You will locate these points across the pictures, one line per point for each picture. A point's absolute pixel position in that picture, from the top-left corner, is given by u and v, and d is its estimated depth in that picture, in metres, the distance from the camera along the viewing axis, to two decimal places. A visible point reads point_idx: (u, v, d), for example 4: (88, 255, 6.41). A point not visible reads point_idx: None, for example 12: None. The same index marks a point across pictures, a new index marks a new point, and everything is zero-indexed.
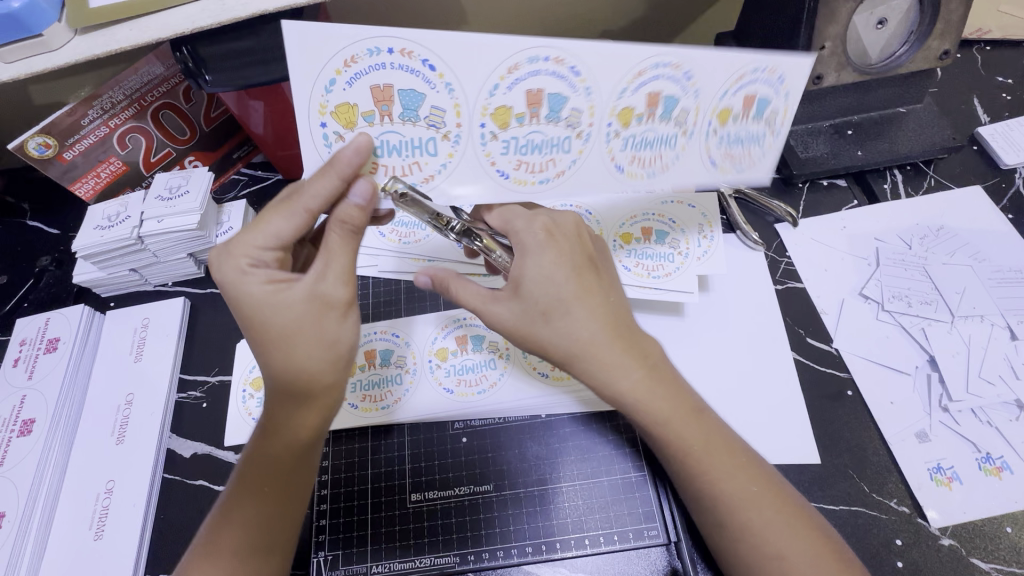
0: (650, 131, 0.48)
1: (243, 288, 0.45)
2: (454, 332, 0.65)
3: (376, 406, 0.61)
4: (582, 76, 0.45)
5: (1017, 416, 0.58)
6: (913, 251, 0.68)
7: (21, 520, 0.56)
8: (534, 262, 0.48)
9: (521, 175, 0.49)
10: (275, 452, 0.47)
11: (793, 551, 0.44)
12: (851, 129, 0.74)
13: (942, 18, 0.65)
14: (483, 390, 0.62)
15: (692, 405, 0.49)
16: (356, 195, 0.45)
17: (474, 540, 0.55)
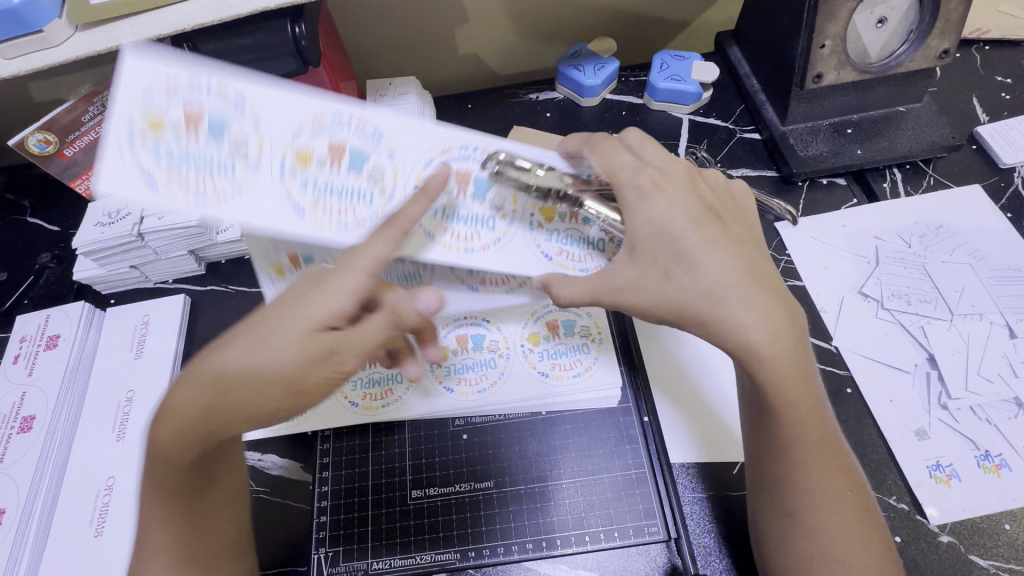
0: (465, 209, 0.51)
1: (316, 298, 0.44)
2: (452, 162, 0.50)
3: (330, 222, 0.46)
4: (385, 139, 0.49)
5: (1015, 414, 0.59)
6: (913, 249, 0.68)
7: (21, 517, 0.56)
8: (650, 204, 0.49)
9: (318, 216, 0.46)
10: (165, 465, 0.44)
11: (857, 558, 0.45)
12: (851, 128, 0.74)
13: (942, 17, 0.65)
14: (500, 233, 0.52)
15: (814, 392, 0.48)
16: (424, 302, 0.49)
17: (474, 538, 0.56)
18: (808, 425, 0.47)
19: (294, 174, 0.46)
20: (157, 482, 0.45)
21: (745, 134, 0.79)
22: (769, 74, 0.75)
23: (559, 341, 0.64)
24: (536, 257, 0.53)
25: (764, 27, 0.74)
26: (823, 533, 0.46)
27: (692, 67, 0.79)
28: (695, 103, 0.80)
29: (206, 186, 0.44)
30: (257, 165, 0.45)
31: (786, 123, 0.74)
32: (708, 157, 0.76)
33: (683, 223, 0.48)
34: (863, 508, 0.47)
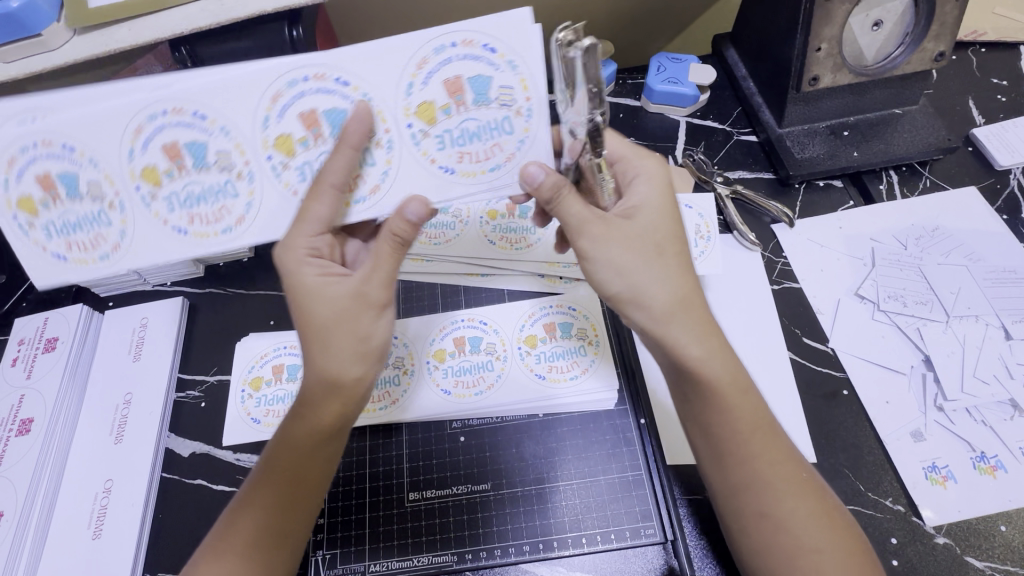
0: (471, 121, 0.48)
1: (298, 274, 0.47)
2: (294, 111, 0.47)
3: (213, 228, 0.49)
4: (351, 85, 0.47)
5: (1010, 415, 0.59)
6: (909, 252, 0.68)
7: (19, 520, 0.56)
8: (650, 195, 0.50)
9: (199, 228, 0.50)
10: (292, 453, 0.48)
11: (829, 544, 0.46)
12: (847, 130, 0.74)
13: (937, 21, 0.65)
14: (446, 149, 0.49)
15: (746, 381, 0.50)
16: (412, 210, 0.46)
17: (471, 540, 0.56)
18: (748, 415, 0.48)
19: (155, 198, 0.49)
20: (278, 461, 0.48)
21: (742, 136, 0.79)
22: (766, 77, 0.76)
23: (555, 343, 0.64)
24: (505, 168, 0.50)
25: (761, 31, 0.74)
26: (794, 524, 0.46)
27: (688, 70, 0.80)
28: (692, 105, 0.80)
29: (107, 242, 0.49)
30: (123, 204, 0.49)
31: (783, 125, 0.75)
32: (705, 159, 0.76)
33: (670, 222, 0.50)
34: (819, 493, 0.48)
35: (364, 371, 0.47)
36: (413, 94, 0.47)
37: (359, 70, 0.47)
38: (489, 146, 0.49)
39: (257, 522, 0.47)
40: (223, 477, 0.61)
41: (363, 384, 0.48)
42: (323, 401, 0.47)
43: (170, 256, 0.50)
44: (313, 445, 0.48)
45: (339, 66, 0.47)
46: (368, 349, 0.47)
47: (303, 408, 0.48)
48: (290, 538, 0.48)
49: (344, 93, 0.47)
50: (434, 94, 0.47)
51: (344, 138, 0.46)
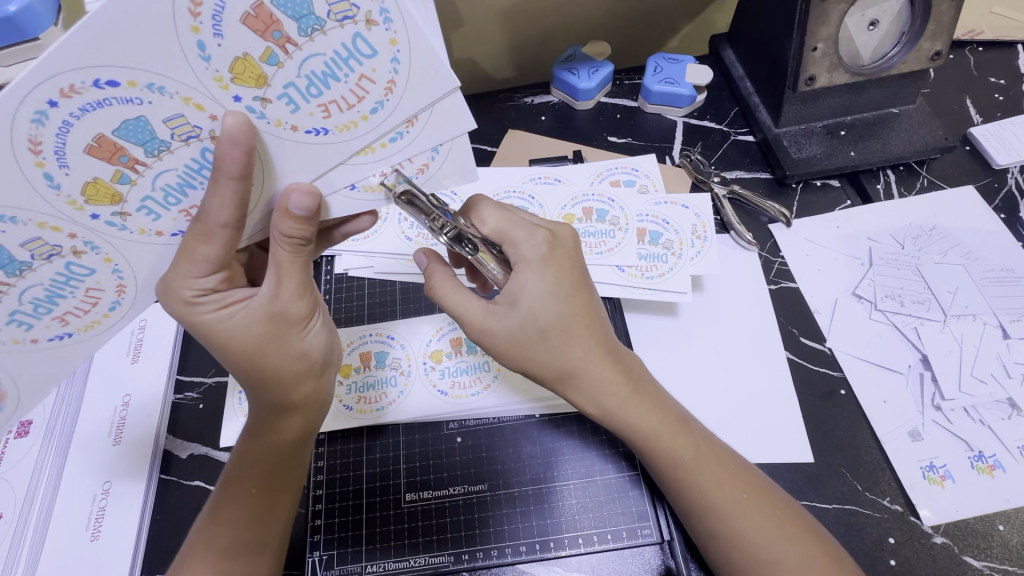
0: (317, 63, 0.39)
1: (200, 318, 0.44)
2: (76, 148, 0.36)
3: (99, 313, 0.46)
4: (124, 81, 0.35)
5: (1008, 414, 0.59)
6: (906, 251, 0.68)
7: (18, 520, 0.57)
8: (532, 275, 0.49)
9: (80, 320, 0.46)
10: (249, 472, 0.49)
11: (786, 554, 0.47)
12: (844, 130, 0.74)
13: (933, 20, 0.65)
14: (302, 108, 0.40)
15: (673, 415, 0.51)
16: (298, 206, 0.41)
17: (469, 541, 0.56)
18: (681, 445, 0.50)
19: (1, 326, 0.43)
20: (244, 472, 0.49)
21: (739, 136, 0.79)
22: (763, 77, 0.75)
23: None
24: (388, 104, 0.42)
25: (757, 29, 0.74)
26: (745, 541, 0.47)
27: (685, 70, 0.80)
28: (689, 106, 0.80)
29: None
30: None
31: (780, 124, 0.75)
32: (703, 159, 0.76)
33: (564, 290, 0.50)
34: (772, 504, 0.49)
35: (314, 386, 0.49)
36: (213, 57, 0.36)
37: (122, 56, 0.34)
38: (353, 83, 0.40)
39: (232, 538, 0.47)
40: None
41: (315, 397, 0.49)
42: (282, 418, 0.49)
43: (77, 357, 0.47)
44: (275, 462, 0.49)
45: (91, 65, 0.34)
46: (311, 363, 0.48)
47: (260, 430, 0.48)
48: (272, 543, 0.49)
49: (122, 96, 0.35)
50: (242, 45, 0.36)
51: (218, 168, 0.38)
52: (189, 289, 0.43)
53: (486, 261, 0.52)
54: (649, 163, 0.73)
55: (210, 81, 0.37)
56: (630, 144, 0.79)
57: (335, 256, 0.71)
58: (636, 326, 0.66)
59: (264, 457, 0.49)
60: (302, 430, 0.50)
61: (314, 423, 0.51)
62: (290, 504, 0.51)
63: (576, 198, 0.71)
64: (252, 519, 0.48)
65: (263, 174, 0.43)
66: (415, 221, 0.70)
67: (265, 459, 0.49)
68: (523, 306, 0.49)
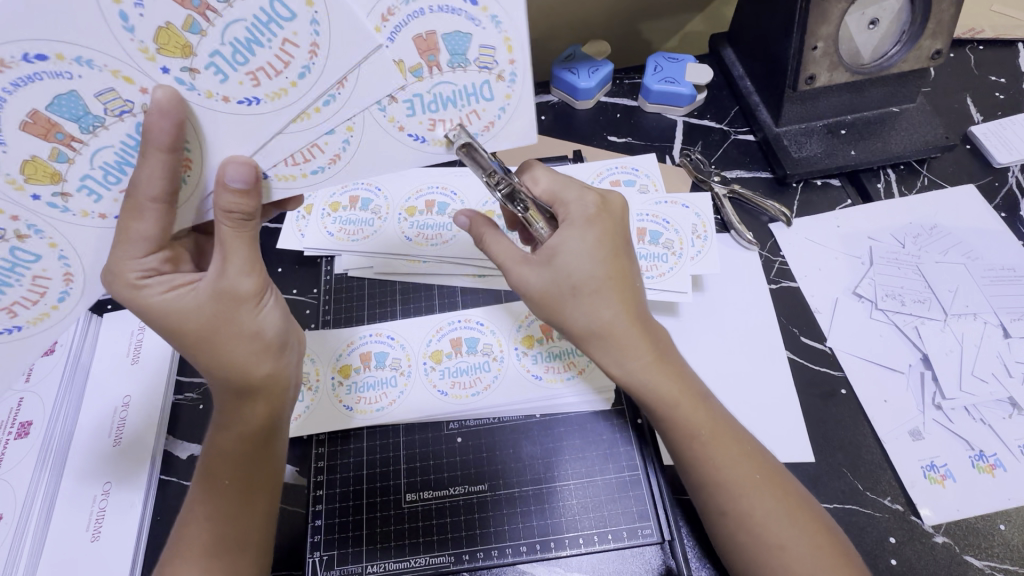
0: (238, 29, 0.39)
1: (146, 300, 0.44)
2: (11, 123, 0.38)
3: (48, 304, 0.47)
4: (53, 55, 0.37)
5: (1010, 414, 0.59)
6: (907, 250, 0.68)
7: (17, 524, 0.57)
8: (574, 235, 0.49)
9: (31, 313, 0.47)
10: (224, 465, 0.48)
11: (794, 540, 0.46)
12: (845, 129, 0.74)
13: (934, 19, 0.65)
14: (230, 77, 0.40)
15: (694, 389, 0.50)
16: (237, 179, 0.42)
17: (469, 541, 0.56)
18: (697, 418, 0.49)
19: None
20: (219, 462, 0.48)
21: (740, 136, 0.79)
22: (763, 76, 0.75)
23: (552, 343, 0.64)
24: (315, 67, 0.41)
25: (757, 28, 0.74)
26: (752, 522, 0.47)
27: (685, 70, 0.80)
28: (689, 105, 0.80)
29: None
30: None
31: (780, 124, 0.75)
32: (703, 159, 0.76)
33: (603, 252, 0.49)
34: (784, 486, 0.49)
35: (273, 365, 0.49)
36: (136, 27, 0.37)
37: (52, 28, 0.36)
38: (466, 112, 0.49)
39: (207, 537, 0.46)
40: None
41: (276, 377, 0.49)
42: (244, 402, 0.48)
43: (26, 355, 0.48)
44: (243, 450, 0.48)
45: (21, 40, 0.36)
46: (266, 343, 0.48)
47: (225, 416, 0.49)
48: (251, 539, 0.48)
49: (52, 70, 0.37)
50: (165, 13, 0.37)
51: (148, 139, 0.40)
52: (128, 271, 0.43)
53: (535, 218, 0.51)
54: (649, 163, 0.73)
55: (137, 53, 0.38)
56: (630, 143, 0.79)
57: (335, 257, 0.71)
58: None
59: (229, 443, 0.48)
60: (269, 415, 0.50)
61: (281, 407, 0.51)
62: (269, 496, 0.50)
63: None
64: (230, 515, 0.48)
65: (195, 141, 0.42)
66: (415, 221, 0.70)
67: (230, 445, 0.48)
68: (557, 262, 0.49)
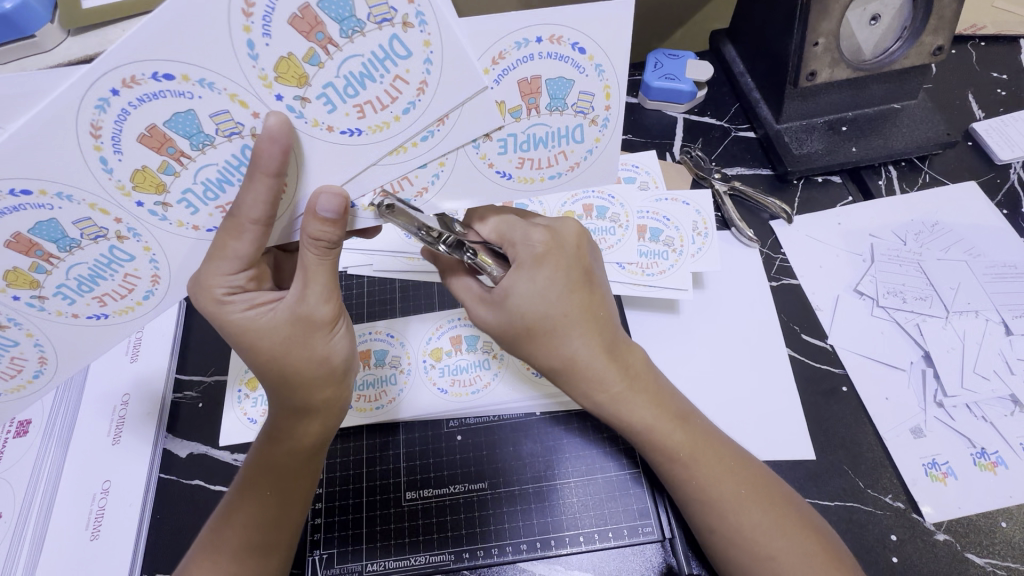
0: (353, 65, 0.38)
1: (225, 314, 0.43)
2: (130, 136, 0.37)
3: (134, 300, 0.46)
4: (179, 75, 0.36)
5: (1011, 411, 0.59)
6: (908, 247, 0.68)
7: (17, 519, 0.57)
8: (523, 278, 0.49)
9: (117, 306, 0.46)
10: (266, 477, 0.48)
11: (786, 550, 0.46)
12: (846, 125, 0.73)
13: (935, 15, 0.65)
14: (338, 108, 0.40)
15: (677, 408, 0.51)
16: (325, 208, 0.40)
17: (469, 539, 0.56)
18: (677, 437, 0.50)
19: (45, 297, 0.44)
20: (260, 475, 0.48)
21: (740, 133, 0.78)
22: (764, 74, 0.75)
23: None
24: (421, 104, 0.41)
25: (757, 24, 0.74)
26: (742, 535, 0.47)
27: (686, 66, 0.79)
28: (689, 102, 0.80)
29: (31, 358, 0.47)
30: (14, 318, 0.44)
31: (781, 120, 0.74)
32: (703, 156, 0.76)
33: (561, 290, 0.49)
34: (773, 497, 0.48)
35: (334, 392, 0.48)
36: (260, 55, 0.37)
37: (173, 50, 0.35)
38: (555, 153, 0.48)
39: (241, 537, 0.47)
40: (222, 477, 0.61)
41: (336, 401, 0.49)
42: (304, 420, 0.48)
43: (107, 342, 0.48)
44: (298, 465, 0.49)
45: (152, 57, 0.35)
46: (331, 369, 0.47)
47: (279, 433, 0.48)
48: (282, 546, 0.49)
49: (175, 89, 0.36)
50: (289, 44, 0.37)
51: (255, 163, 0.38)
52: (216, 283, 0.43)
53: (485, 262, 0.51)
54: (649, 159, 0.72)
55: (255, 79, 0.37)
56: (630, 140, 0.79)
57: None
58: (637, 324, 0.66)
59: (283, 460, 0.48)
60: (325, 433, 0.49)
61: (335, 427, 0.51)
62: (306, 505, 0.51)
63: (576, 195, 0.70)
64: (265, 520, 0.48)
65: (295, 171, 0.42)
66: None
67: (284, 462, 0.48)
68: (511, 305, 0.49)
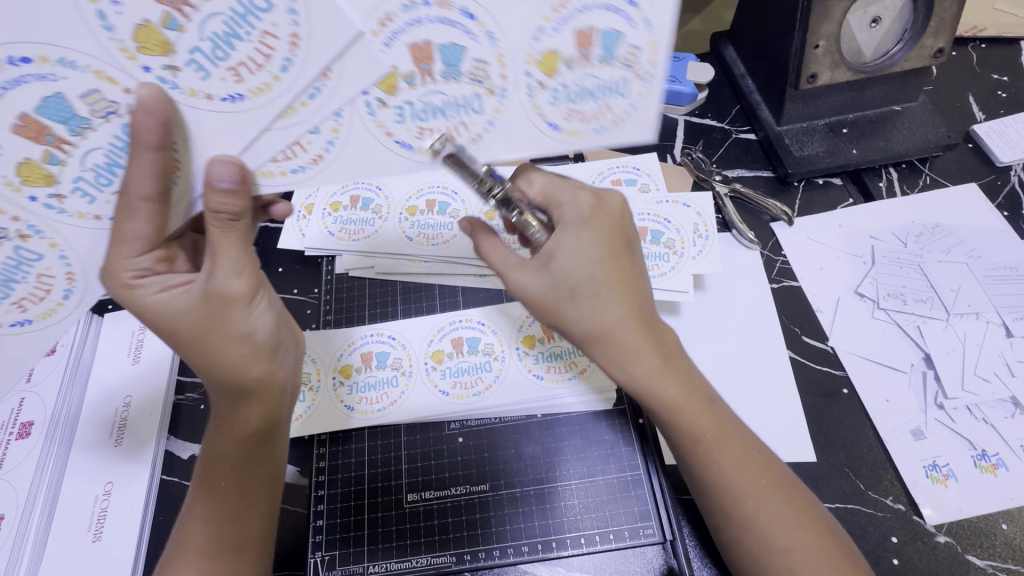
0: (225, 23, 0.36)
1: (141, 302, 0.43)
2: (3, 126, 0.37)
3: (54, 301, 0.47)
4: (37, 59, 0.36)
5: (1012, 413, 0.59)
6: (909, 249, 0.68)
7: (19, 525, 0.57)
8: (569, 238, 0.47)
9: (42, 309, 0.47)
10: (220, 466, 0.48)
11: (798, 543, 0.46)
12: (846, 127, 0.74)
13: (936, 17, 0.64)
14: (212, 73, 0.38)
15: (702, 393, 0.49)
16: (220, 178, 0.41)
17: (471, 540, 0.56)
18: (702, 420, 0.48)
19: None
20: (213, 466, 0.48)
21: (741, 135, 0.78)
22: (765, 76, 0.75)
23: (554, 343, 0.64)
24: (297, 62, 0.39)
25: (758, 27, 0.74)
26: (757, 523, 0.47)
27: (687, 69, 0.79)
28: (690, 104, 0.80)
29: None
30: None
31: (782, 122, 0.74)
32: (704, 158, 0.76)
33: (601, 255, 0.47)
34: (788, 487, 0.49)
35: (267, 368, 0.47)
36: (116, 26, 0.35)
37: (18, 31, 0.35)
38: (454, 124, 0.44)
39: (206, 535, 0.47)
40: None
41: (272, 379, 0.48)
42: (241, 405, 0.47)
43: (38, 346, 0.49)
44: (238, 451, 0.48)
45: (12, 41, 0.35)
46: (257, 345, 0.46)
47: (222, 421, 0.48)
48: (252, 543, 0.48)
49: (36, 73, 0.36)
50: (142, 11, 0.35)
51: (136, 138, 0.38)
52: (126, 271, 0.43)
53: (531, 222, 0.49)
54: (649, 163, 0.72)
55: (116, 51, 0.36)
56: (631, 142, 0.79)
57: (335, 256, 0.70)
58: None
59: (223, 447, 0.48)
60: (263, 417, 0.48)
61: (278, 410, 0.49)
62: (267, 497, 0.50)
63: None
64: (226, 515, 0.48)
65: (182, 140, 0.41)
66: (416, 221, 0.70)
67: (224, 449, 0.48)
68: (555, 266, 0.47)
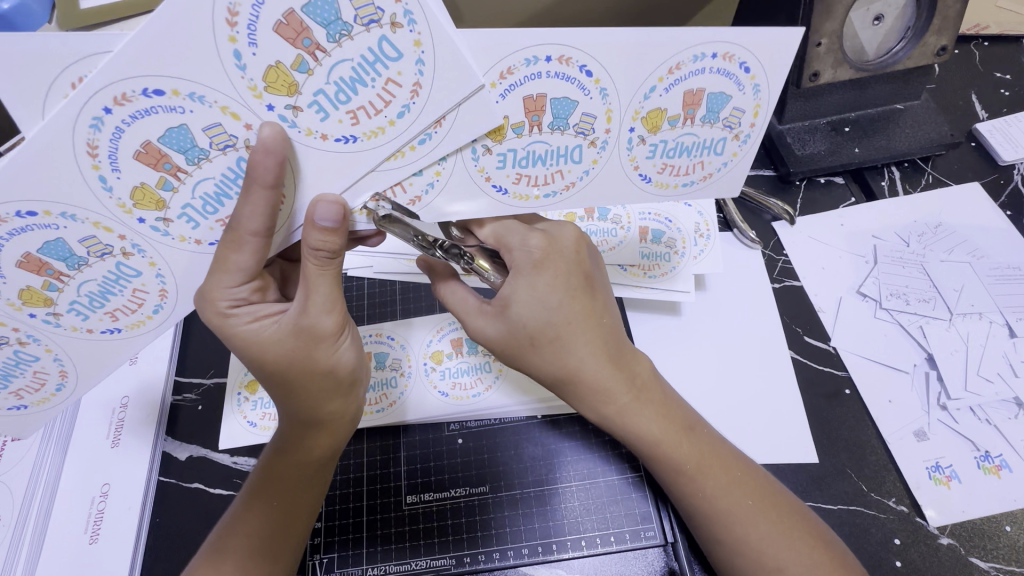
0: (345, 69, 0.38)
1: (231, 327, 0.43)
2: (125, 153, 0.37)
3: (145, 313, 0.46)
4: (168, 91, 0.36)
5: (1016, 414, 0.58)
6: (911, 249, 0.68)
7: (19, 516, 0.57)
8: (523, 283, 0.48)
9: (129, 320, 0.46)
10: (280, 488, 0.48)
11: (791, 561, 0.46)
12: (848, 126, 0.73)
13: (939, 14, 0.65)
14: (331, 115, 0.39)
15: (682, 417, 0.50)
16: (324, 217, 0.40)
17: (470, 543, 0.55)
18: (683, 451, 0.49)
19: (60, 314, 0.44)
20: (269, 488, 0.48)
21: None
22: None
23: None
24: (415, 108, 0.40)
25: None
26: (747, 546, 0.47)
27: None
28: None
29: (52, 373, 0.47)
30: (31, 335, 0.45)
31: (784, 121, 0.73)
32: None
33: (560, 298, 0.48)
34: (779, 505, 0.48)
35: (341, 403, 0.48)
36: (248, 65, 0.36)
37: (159, 64, 0.35)
38: (552, 171, 0.47)
39: (246, 546, 0.46)
40: (221, 480, 0.60)
41: (343, 415, 0.49)
42: (311, 433, 0.48)
43: (124, 352, 0.48)
44: (306, 477, 0.48)
45: (142, 73, 0.35)
46: (338, 381, 0.46)
47: (286, 448, 0.48)
48: (285, 554, 0.48)
49: (166, 104, 0.36)
50: (276, 53, 0.36)
51: (251, 175, 0.38)
52: (220, 297, 0.42)
53: (483, 267, 0.50)
54: None
55: (245, 90, 0.37)
56: None
57: None
58: (638, 325, 0.66)
59: (290, 472, 0.48)
60: (331, 446, 0.49)
61: (343, 440, 0.50)
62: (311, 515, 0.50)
63: None
64: (274, 528, 0.47)
65: (291, 179, 0.41)
66: None
67: (291, 474, 0.48)
68: (511, 314, 0.48)
